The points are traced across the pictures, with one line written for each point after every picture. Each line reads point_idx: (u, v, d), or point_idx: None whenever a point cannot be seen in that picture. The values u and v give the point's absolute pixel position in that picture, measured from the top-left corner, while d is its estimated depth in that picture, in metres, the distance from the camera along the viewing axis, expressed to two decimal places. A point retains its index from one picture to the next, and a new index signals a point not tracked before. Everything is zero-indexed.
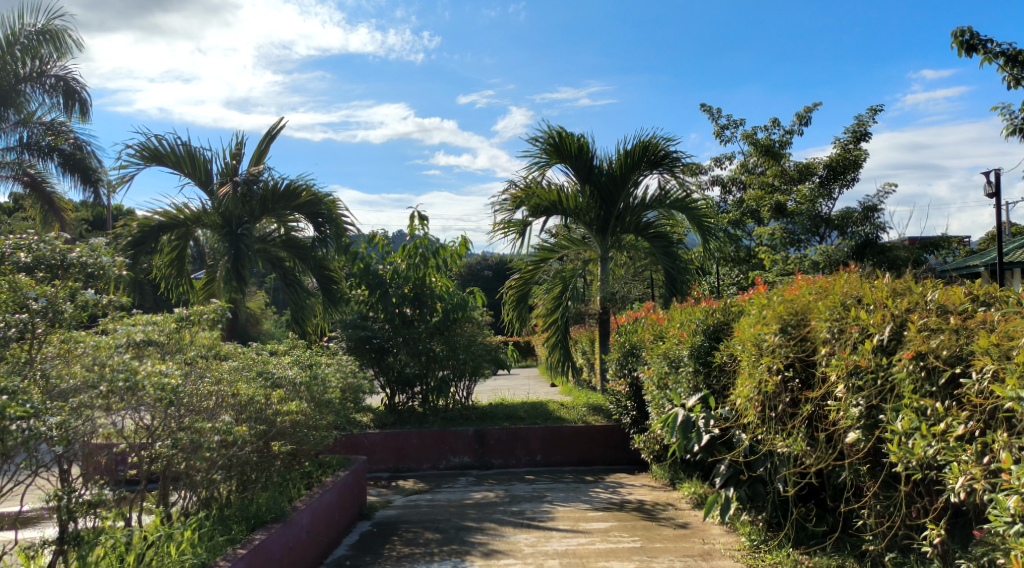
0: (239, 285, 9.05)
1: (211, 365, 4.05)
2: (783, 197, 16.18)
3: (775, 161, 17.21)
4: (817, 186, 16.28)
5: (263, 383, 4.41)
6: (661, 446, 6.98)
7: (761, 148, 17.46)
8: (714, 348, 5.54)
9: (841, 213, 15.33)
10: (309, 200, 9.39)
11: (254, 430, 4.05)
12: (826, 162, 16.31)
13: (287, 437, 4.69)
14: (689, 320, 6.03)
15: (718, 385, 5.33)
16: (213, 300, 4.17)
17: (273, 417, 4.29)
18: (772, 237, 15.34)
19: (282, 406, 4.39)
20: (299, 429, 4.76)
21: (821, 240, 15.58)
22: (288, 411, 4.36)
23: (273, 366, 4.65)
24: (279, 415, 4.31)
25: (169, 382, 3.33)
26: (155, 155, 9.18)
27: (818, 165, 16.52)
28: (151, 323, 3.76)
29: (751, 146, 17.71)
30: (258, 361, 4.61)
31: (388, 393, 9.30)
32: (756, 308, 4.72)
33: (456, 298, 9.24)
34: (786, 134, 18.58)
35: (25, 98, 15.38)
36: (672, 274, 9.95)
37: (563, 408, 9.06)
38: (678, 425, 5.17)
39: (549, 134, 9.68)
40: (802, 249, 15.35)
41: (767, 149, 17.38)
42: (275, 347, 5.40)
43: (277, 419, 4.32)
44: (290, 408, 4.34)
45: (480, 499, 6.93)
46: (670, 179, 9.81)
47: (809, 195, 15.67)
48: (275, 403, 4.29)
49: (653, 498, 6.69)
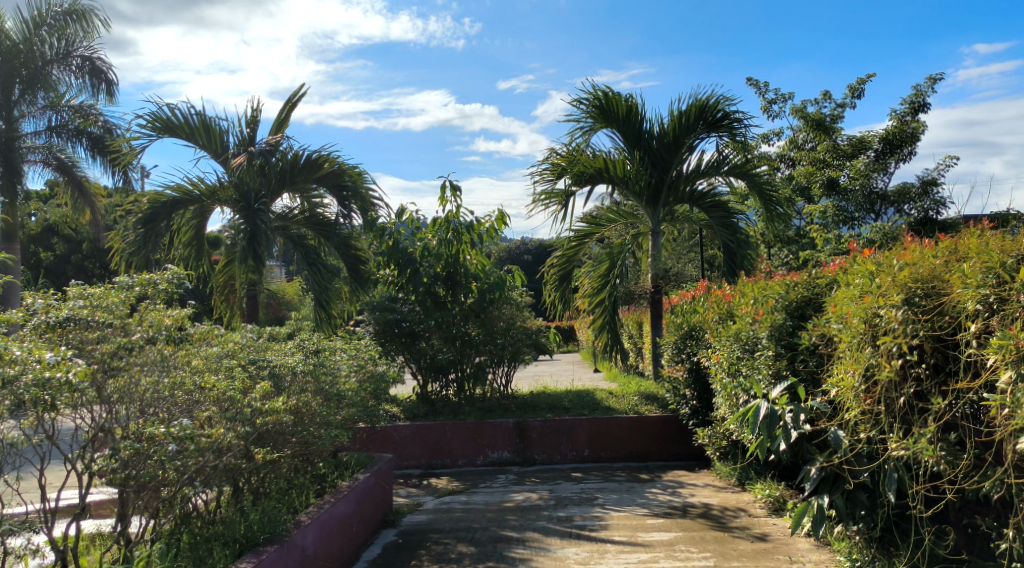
0: (257, 265, 8.34)
1: (183, 351, 3.39)
2: (835, 172, 14.99)
3: (827, 135, 15.80)
4: (872, 160, 14.75)
5: (245, 373, 3.66)
6: (730, 442, 6.12)
7: (811, 123, 16.00)
8: (800, 328, 4.64)
9: (897, 189, 13.90)
10: (331, 172, 8.77)
11: (233, 431, 3.28)
12: (881, 135, 14.80)
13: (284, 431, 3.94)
14: (764, 295, 5.09)
15: (807, 371, 4.42)
16: (168, 266, 3.43)
17: (258, 414, 3.47)
18: (824, 215, 14.38)
19: (268, 401, 3.61)
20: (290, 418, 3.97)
21: (877, 219, 14.29)
22: (281, 409, 3.59)
23: (271, 354, 4.02)
24: (268, 411, 3.51)
25: (64, 376, 2.64)
26: (167, 127, 8.56)
27: (872, 139, 15.05)
28: (85, 297, 3.10)
29: (801, 120, 16.29)
30: (249, 349, 3.94)
31: (420, 380, 8.54)
32: (862, 275, 3.77)
33: (493, 278, 8.45)
34: (838, 108, 17.28)
35: (54, 80, 15.08)
36: (731, 248, 8.93)
37: (612, 397, 8.17)
38: (760, 421, 4.19)
39: (594, 96, 8.74)
40: (856, 228, 14.27)
41: (818, 124, 15.94)
42: (275, 327, 4.63)
43: (261, 417, 3.51)
44: (281, 404, 3.56)
45: (521, 502, 6.10)
46: (730, 143, 8.75)
47: (864, 169, 14.19)
48: (260, 397, 3.51)
49: (721, 501, 5.80)
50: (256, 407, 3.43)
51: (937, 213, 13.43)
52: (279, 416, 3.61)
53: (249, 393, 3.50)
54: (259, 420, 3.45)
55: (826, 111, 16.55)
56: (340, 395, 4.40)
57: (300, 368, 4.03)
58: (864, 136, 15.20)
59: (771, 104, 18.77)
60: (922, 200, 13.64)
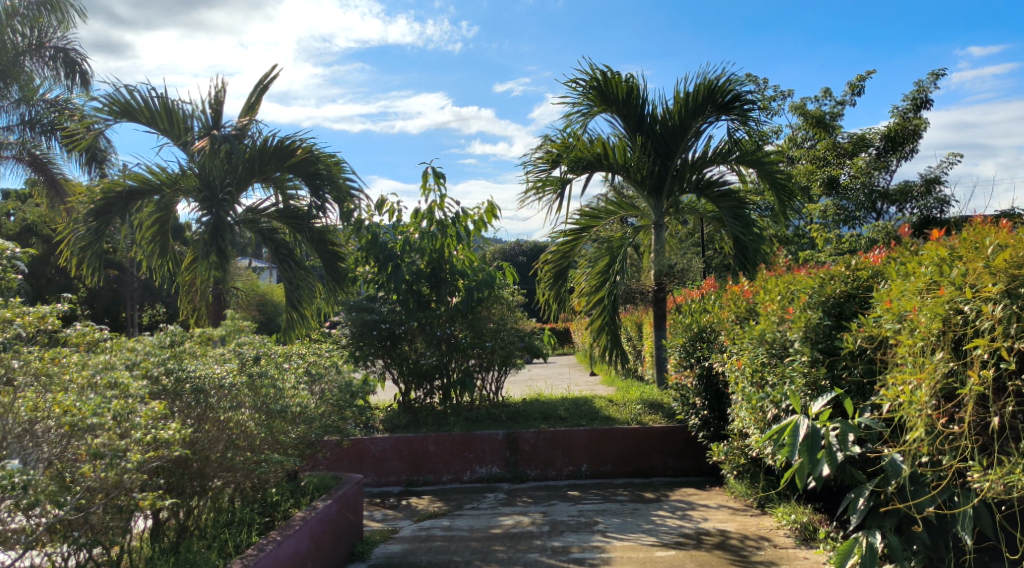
0: (221, 261, 7.60)
1: (53, 363, 2.82)
2: (835, 170, 14.17)
3: (827, 133, 15.00)
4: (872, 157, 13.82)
5: (143, 386, 2.92)
6: (750, 459, 5.41)
7: (811, 120, 15.20)
8: (841, 329, 3.93)
9: (899, 186, 13.21)
10: (305, 158, 8.01)
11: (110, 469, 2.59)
12: (882, 133, 13.87)
13: (198, 447, 3.29)
14: (794, 291, 4.36)
15: (852, 380, 3.70)
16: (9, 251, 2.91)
17: (138, 446, 2.74)
18: (824, 214, 13.67)
19: (160, 423, 2.88)
20: (198, 438, 3.28)
21: (879, 218, 13.57)
22: (176, 437, 2.85)
23: (192, 366, 3.30)
24: (151, 441, 2.77)
25: None
26: (126, 110, 7.80)
27: (873, 136, 14.02)
28: None
29: (800, 117, 15.55)
30: (163, 359, 3.23)
31: (402, 387, 7.76)
32: (929, 263, 3.13)
33: (482, 275, 7.71)
34: (836, 106, 16.62)
35: (27, 74, 14.39)
36: (742, 241, 8.06)
37: (612, 405, 7.39)
38: (800, 442, 3.44)
39: (591, 76, 8.01)
40: (857, 228, 13.50)
41: (818, 122, 15.15)
42: (208, 328, 3.84)
43: (143, 449, 2.78)
44: (172, 430, 2.82)
45: (510, 528, 5.33)
46: (741, 127, 8.00)
47: (865, 167, 13.50)
48: (147, 420, 2.79)
49: (739, 528, 5.05)
50: (134, 437, 2.71)
51: (941, 213, 12.81)
52: (171, 445, 2.91)
53: (130, 414, 2.77)
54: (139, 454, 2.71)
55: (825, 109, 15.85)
56: (284, 410, 3.63)
57: (229, 379, 3.38)
58: (865, 134, 14.29)
59: (770, 101, 18.07)
60: (924, 199, 12.96)
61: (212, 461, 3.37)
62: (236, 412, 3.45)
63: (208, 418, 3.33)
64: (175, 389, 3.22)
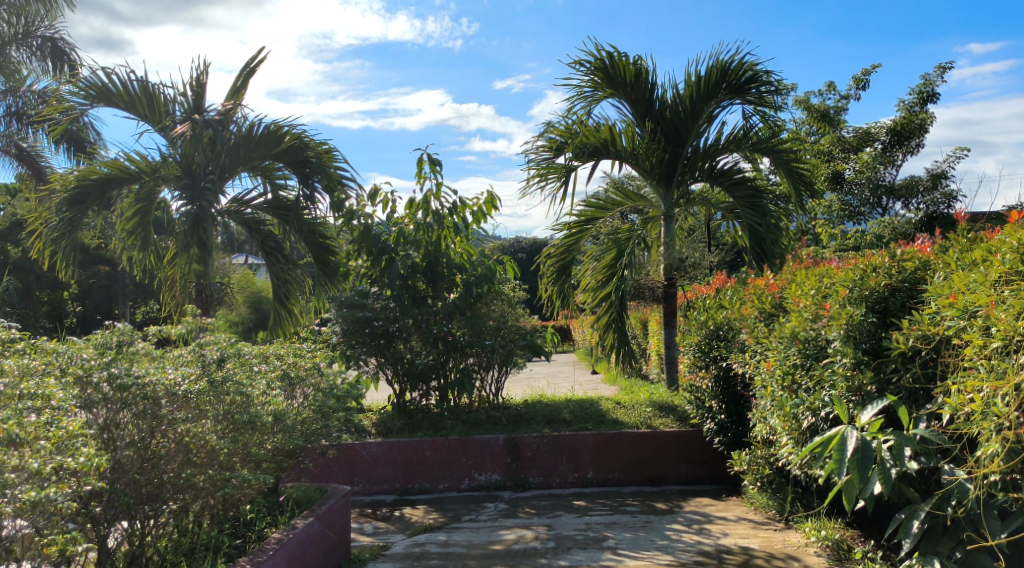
0: (202, 253, 7.08)
1: None
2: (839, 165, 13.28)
3: (832, 128, 13.81)
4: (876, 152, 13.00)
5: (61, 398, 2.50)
6: (774, 469, 4.97)
7: (815, 115, 13.84)
8: (887, 327, 3.48)
9: (905, 180, 12.69)
10: (294, 145, 7.55)
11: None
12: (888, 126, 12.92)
13: (132, 468, 2.82)
14: (830, 284, 3.91)
15: (905, 385, 3.26)
16: None
17: (34, 478, 2.28)
18: (827, 210, 13.15)
19: (75, 446, 2.46)
20: (151, 454, 2.86)
21: (884, 213, 13.05)
22: (89, 466, 2.43)
23: (142, 369, 2.87)
24: (52, 472, 2.31)
25: None
26: (103, 94, 7.32)
27: (879, 130, 13.18)
28: None
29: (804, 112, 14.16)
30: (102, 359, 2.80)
31: (396, 388, 7.29)
32: (1005, 251, 2.82)
33: (481, 269, 7.25)
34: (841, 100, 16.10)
35: (15, 65, 13.80)
36: (759, 232, 7.57)
37: (620, 407, 6.93)
38: (849, 458, 2.97)
39: (597, 57, 7.54)
40: (863, 224, 13.02)
41: (822, 116, 13.82)
42: (166, 325, 3.39)
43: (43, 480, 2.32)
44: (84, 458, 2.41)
45: (512, 544, 4.87)
46: (755, 112, 7.53)
47: (870, 160, 12.93)
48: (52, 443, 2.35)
49: (764, 545, 4.58)
50: (29, 468, 2.25)
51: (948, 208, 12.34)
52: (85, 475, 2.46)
53: (31, 437, 2.33)
54: (50, 485, 2.31)
55: (830, 102, 15.32)
56: (252, 421, 3.17)
57: (183, 386, 2.92)
58: (870, 127, 13.39)
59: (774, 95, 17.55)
60: (931, 193, 12.50)
61: (162, 483, 2.92)
62: (198, 424, 3.02)
63: (159, 433, 2.88)
64: (119, 395, 2.74)
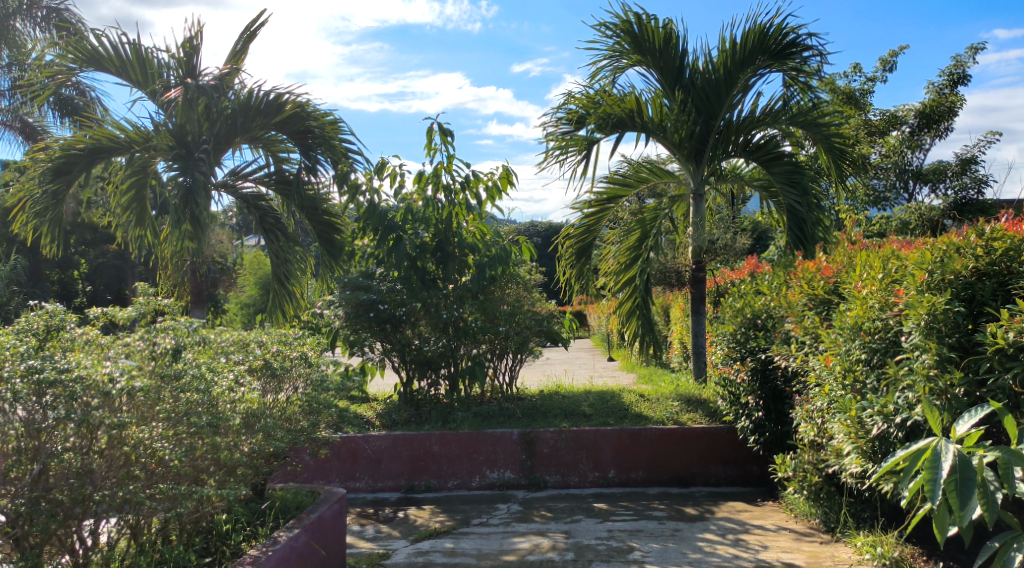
0: (196, 230, 6.54)
1: None
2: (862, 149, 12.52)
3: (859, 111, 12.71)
4: (902, 136, 12.25)
5: None
6: (824, 476, 4.40)
7: (840, 96, 13.03)
8: (978, 320, 2.91)
9: (934, 165, 11.96)
10: (295, 114, 7.02)
11: None
12: (916, 107, 12.11)
13: (58, 484, 2.39)
14: (902, 267, 3.33)
15: (1005, 388, 2.69)
16: None
17: None
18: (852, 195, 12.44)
19: None
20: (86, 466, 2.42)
21: (911, 199, 12.32)
22: None
23: (74, 361, 2.43)
24: None
25: None
26: (92, 58, 6.83)
27: (906, 113, 12.37)
28: None
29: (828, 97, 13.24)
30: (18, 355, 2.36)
31: (403, 376, 6.79)
32: None
33: (495, 249, 6.70)
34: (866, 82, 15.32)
35: (18, 36, 13.49)
36: (798, 212, 6.96)
37: (643, 401, 6.39)
38: (946, 477, 2.39)
39: (623, 20, 6.93)
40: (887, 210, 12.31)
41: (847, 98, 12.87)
42: (114, 307, 2.99)
43: None
44: None
45: (526, 554, 4.36)
46: (794, 81, 6.89)
47: (897, 143, 12.20)
48: None
49: (811, 562, 4.03)
50: None
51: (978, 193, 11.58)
52: None
53: None
54: None
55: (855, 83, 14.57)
56: (214, 423, 2.77)
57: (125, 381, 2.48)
58: (898, 110, 12.62)
59: None
60: (960, 178, 11.73)
61: (95, 503, 2.46)
62: (143, 428, 2.58)
63: (96, 439, 2.44)
64: (36, 393, 2.31)
